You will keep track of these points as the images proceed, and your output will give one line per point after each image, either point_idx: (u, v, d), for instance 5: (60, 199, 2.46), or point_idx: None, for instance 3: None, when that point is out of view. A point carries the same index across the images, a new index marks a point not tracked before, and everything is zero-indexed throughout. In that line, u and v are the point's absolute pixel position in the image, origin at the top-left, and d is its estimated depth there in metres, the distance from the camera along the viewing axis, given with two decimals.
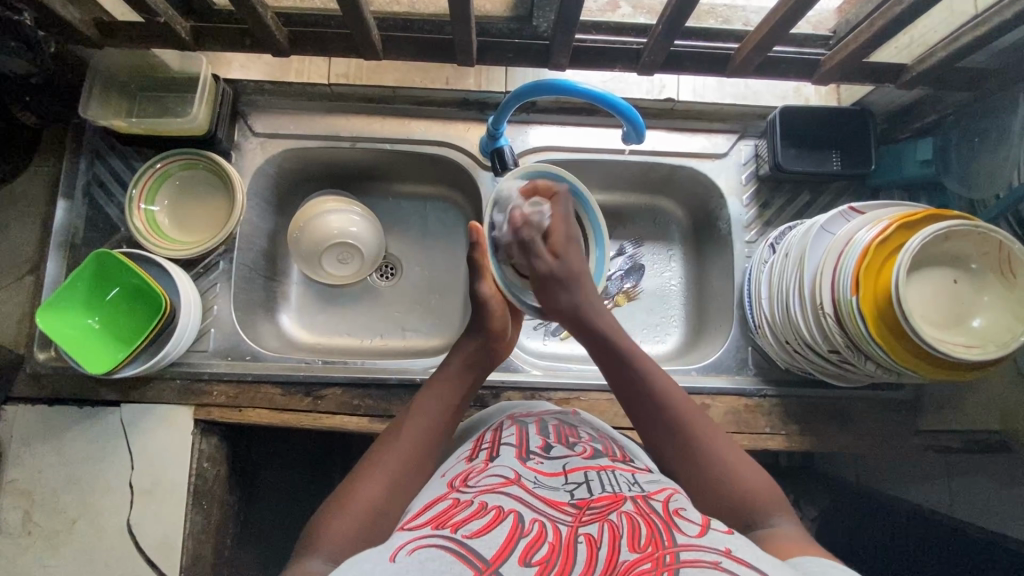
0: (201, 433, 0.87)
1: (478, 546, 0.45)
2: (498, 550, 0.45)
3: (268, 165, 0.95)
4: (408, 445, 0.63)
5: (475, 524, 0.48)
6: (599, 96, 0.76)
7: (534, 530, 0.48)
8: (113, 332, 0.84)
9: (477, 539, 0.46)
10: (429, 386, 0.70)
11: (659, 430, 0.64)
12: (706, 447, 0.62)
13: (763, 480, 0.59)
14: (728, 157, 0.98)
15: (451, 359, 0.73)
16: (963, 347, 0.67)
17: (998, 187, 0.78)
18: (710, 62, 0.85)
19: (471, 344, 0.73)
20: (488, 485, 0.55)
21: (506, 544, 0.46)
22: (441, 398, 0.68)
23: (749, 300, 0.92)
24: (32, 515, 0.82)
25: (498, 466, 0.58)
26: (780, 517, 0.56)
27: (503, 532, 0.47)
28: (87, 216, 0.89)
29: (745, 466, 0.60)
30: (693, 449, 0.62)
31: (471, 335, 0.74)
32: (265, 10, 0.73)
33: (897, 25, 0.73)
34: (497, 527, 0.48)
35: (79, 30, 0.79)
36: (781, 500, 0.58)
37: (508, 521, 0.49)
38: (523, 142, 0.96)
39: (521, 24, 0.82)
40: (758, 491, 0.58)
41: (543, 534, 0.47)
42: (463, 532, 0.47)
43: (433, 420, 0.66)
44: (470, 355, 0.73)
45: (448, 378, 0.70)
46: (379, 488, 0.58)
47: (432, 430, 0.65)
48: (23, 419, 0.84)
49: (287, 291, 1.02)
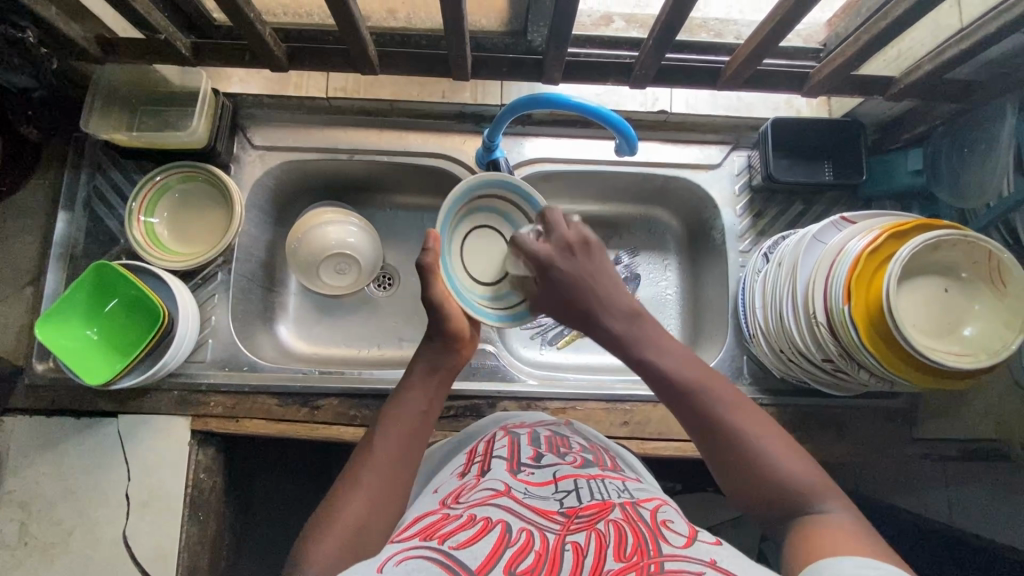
0: (197, 444, 0.87)
1: (465, 557, 0.46)
2: (483, 560, 0.45)
3: (266, 177, 0.96)
4: (383, 460, 0.62)
5: (463, 535, 0.49)
6: (592, 110, 0.77)
7: (521, 539, 0.48)
8: (111, 343, 0.84)
9: (464, 550, 0.46)
10: (395, 396, 0.68)
11: (695, 420, 0.62)
12: (748, 434, 0.60)
13: (806, 466, 0.59)
14: (721, 168, 0.99)
15: (413, 367, 0.71)
16: (956, 356, 0.67)
17: (987, 195, 0.80)
18: (702, 76, 0.87)
19: (430, 350, 0.72)
20: (478, 498, 0.55)
21: (492, 553, 0.46)
22: (412, 408, 0.67)
23: (743, 310, 0.92)
24: (28, 527, 0.82)
25: (489, 480, 0.58)
26: (831, 503, 0.55)
27: (490, 542, 0.47)
28: (87, 228, 0.90)
29: (787, 453, 0.59)
30: (729, 432, 0.60)
31: (430, 337, 0.72)
32: (264, 27, 0.75)
33: (883, 39, 0.74)
34: (483, 538, 0.48)
35: (81, 46, 0.80)
36: (828, 488, 0.57)
37: (495, 531, 0.49)
38: (519, 154, 0.98)
39: (516, 38, 0.84)
40: (808, 483, 0.57)
41: (529, 544, 0.48)
42: (451, 543, 0.48)
43: (404, 431, 0.65)
44: (432, 359, 0.71)
45: (415, 386, 0.69)
46: (356, 507, 0.58)
47: (406, 441, 0.64)
48: (20, 428, 0.85)
49: (285, 302, 1.03)
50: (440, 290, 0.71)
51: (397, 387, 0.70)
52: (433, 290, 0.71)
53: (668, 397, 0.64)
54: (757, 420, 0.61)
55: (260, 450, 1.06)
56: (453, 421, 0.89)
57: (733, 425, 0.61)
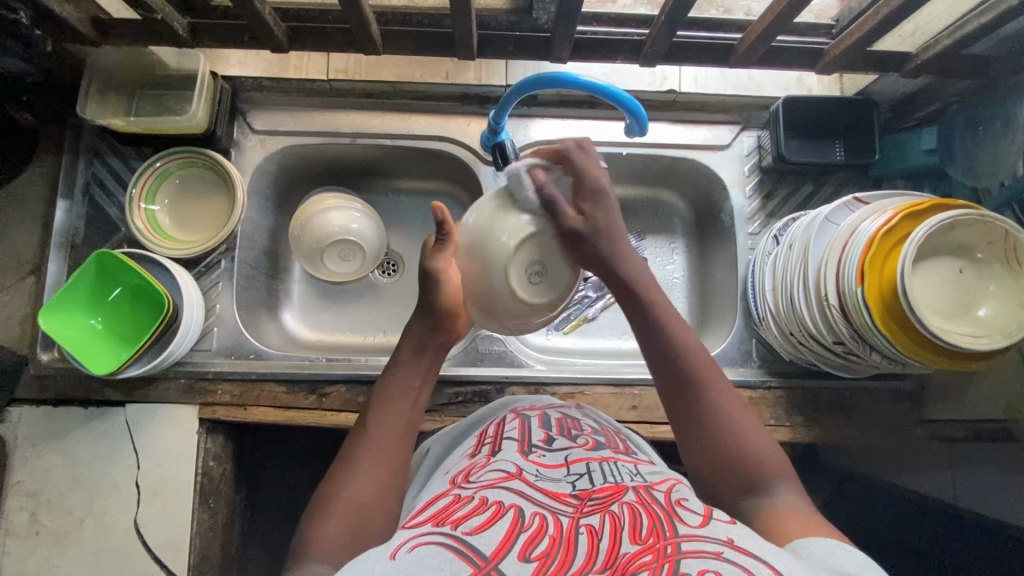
0: (206, 433, 0.87)
1: (478, 542, 0.46)
2: (497, 546, 0.45)
3: (268, 162, 0.95)
4: (383, 443, 0.61)
5: (475, 520, 0.49)
6: (603, 88, 0.74)
7: (534, 524, 0.48)
8: (116, 332, 0.83)
9: (477, 536, 0.46)
10: (388, 375, 0.67)
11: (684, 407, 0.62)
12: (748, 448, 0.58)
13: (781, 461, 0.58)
14: (730, 149, 0.98)
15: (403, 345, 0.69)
16: (969, 337, 0.67)
17: (1003, 174, 0.78)
18: (713, 54, 0.85)
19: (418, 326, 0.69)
20: (488, 480, 0.55)
21: (506, 539, 0.46)
22: (407, 392, 0.66)
23: (752, 292, 0.92)
24: (39, 516, 0.82)
25: (500, 461, 0.58)
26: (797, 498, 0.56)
27: (503, 527, 0.47)
28: (88, 216, 0.89)
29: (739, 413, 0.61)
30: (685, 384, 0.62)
31: (420, 313, 0.69)
32: (264, 6, 0.72)
33: (900, 14, 0.73)
34: (497, 523, 0.48)
35: (78, 31, 0.78)
36: (792, 476, 0.58)
37: (508, 516, 0.49)
38: (524, 136, 0.96)
39: (521, 16, 0.81)
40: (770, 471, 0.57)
41: (543, 527, 0.47)
42: (464, 528, 0.48)
43: (399, 414, 0.64)
44: (420, 337, 0.69)
45: (400, 370, 0.67)
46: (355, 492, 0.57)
47: (402, 426, 0.63)
48: (28, 418, 0.84)
49: (289, 290, 1.02)
50: (440, 261, 0.67)
51: (389, 364, 0.68)
52: (435, 260, 0.67)
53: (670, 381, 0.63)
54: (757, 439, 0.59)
55: (267, 438, 1.06)
56: (461, 407, 0.88)
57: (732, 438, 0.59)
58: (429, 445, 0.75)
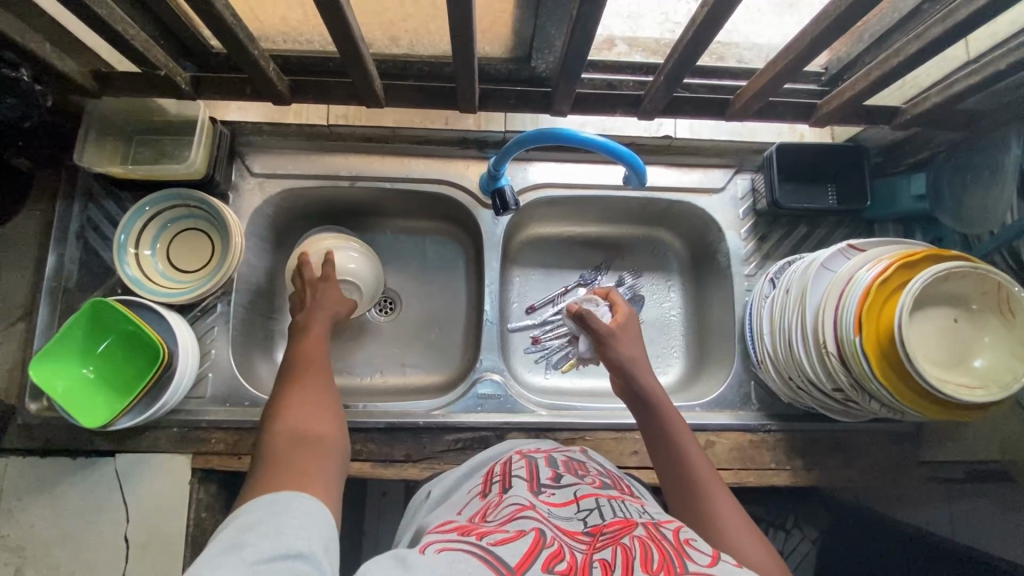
0: (198, 482, 0.85)
1: (503, 553, 0.45)
2: (521, 558, 0.45)
3: (265, 206, 0.94)
4: (302, 399, 0.66)
5: (499, 534, 0.49)
6: (603, 145, 0.76)
7: (554, 544, 0.48)
8: (108, 382, 0.81)
9: (503, 547, 0.46)
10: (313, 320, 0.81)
11: (678, 484, 0.66)
12: (733, 535, 0.59)
13: (767, 553, 0.57)
14: (725, 192, 0.99)
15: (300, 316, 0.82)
16: (968, 388, 0.67)
17: (991, 223, 0.80)
18: (708, 106, 0.87)
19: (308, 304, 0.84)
20: (506, 512, 0.54)
21: (529, 553, 0.46)
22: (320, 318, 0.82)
23: (750, 335, 0.92)
24: (23, 572, 0.80)
25: (513, 496, 0.58)
26: None
27: (524, 545, 0.47)
28: (82, 260, 0.88)
29: (727, 504, 0.62)
30: (680, 463, 0.67)
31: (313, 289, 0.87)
32: (266, 61, 0.73)
33: (886, 79, 0.75)
34: (518, 540, 0.48)
35: (75, 81, 0.78)
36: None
37: (529, 535, 0.49)
38: (523, 179, 0.97)
39: (519, 65, 0.84)
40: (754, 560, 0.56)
41: (561, 551, 0.47)
42: (487, 540, 0.48)
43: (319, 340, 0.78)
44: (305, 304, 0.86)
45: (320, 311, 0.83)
46: (287, 447, 0.59)
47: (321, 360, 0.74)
48: (14, 470, 0.82)
49: (284, 329, 1.00)
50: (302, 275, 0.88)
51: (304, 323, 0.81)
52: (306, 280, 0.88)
53: (669, 467, 0.68)
54: (744, 529, 0.59)
55: None
56: (460, 453, 0.88)
57: (718, 525, 0.60)
58: (430, 488, 0.74)
